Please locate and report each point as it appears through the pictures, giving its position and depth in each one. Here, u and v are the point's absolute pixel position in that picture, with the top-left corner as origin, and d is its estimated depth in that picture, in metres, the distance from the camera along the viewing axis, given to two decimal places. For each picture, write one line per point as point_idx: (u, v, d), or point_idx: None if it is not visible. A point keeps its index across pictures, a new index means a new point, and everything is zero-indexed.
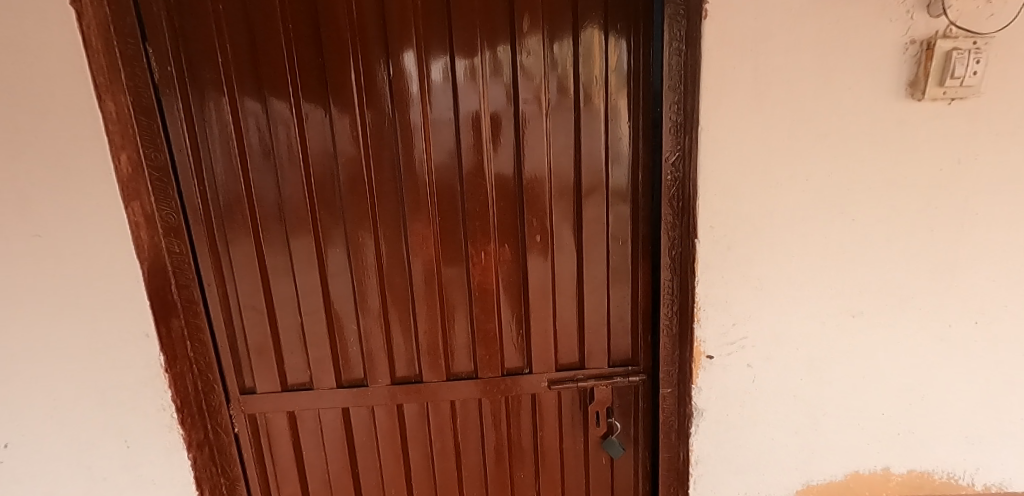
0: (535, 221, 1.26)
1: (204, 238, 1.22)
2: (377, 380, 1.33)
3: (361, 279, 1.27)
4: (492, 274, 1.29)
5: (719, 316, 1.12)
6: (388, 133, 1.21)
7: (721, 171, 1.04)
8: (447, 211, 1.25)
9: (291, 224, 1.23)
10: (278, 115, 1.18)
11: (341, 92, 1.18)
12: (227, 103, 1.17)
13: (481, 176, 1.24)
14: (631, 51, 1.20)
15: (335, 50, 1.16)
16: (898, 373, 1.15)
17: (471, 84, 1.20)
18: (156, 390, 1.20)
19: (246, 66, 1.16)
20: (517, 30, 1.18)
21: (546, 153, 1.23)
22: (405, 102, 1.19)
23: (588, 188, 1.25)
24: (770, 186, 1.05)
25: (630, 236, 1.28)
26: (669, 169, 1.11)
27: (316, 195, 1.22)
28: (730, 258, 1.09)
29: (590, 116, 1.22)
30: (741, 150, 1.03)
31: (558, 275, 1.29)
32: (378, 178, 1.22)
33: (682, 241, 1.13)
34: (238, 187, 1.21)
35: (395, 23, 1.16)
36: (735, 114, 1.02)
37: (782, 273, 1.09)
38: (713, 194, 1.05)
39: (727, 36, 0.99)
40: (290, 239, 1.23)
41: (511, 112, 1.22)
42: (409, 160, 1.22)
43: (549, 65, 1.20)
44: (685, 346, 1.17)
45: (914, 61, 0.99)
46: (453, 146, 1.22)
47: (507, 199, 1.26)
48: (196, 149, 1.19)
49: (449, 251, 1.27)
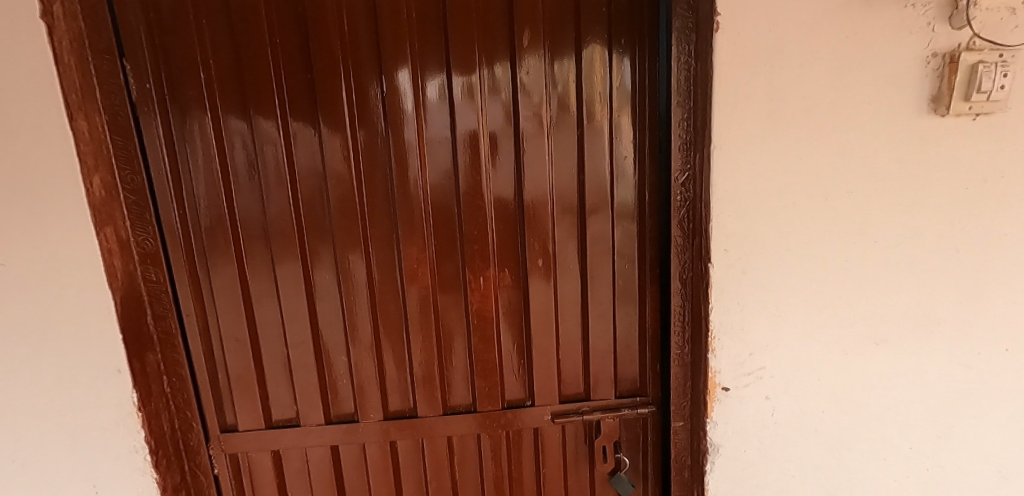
0: (536, 244, 1.19)
1: (184, 265, 1.15)
2: (368, 416, 1.24)
3: (353, 307, 1.19)
4: (491, 301, 1.21)
5: (734, 346, 1.05)
6: (381, 154, 1.14)
7: (735, 192, 0.98)
8: (444, 235, 1.18)
9: (277, 249, 1.15)
10: (264, 134, 1.11)
11: (331, 110, 1.11)
12: (209, 122, 1.10)
13: (479, 198, 1.17)
14: (638, 67, 1.15)
15: (325, 66, 1.10)
16: (925, 403, 1.08)
17: (469, 103, 1.14)
18: (128, 430, 1.10)
19: (229, 83, 1.09)
20: (517, 46, 1.12)
21: (548, 173, 1.17)
22: (400, 120, 1.13)
23: (593, 209, 1.19)
24: (787, 206, 0.99)
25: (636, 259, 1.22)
26: (678, 189, 1.05)
27: (305, 218, 1.15)
28: (746, 284, 1.02)
29: (594, 134, 1.17)
30: (756, 170, 0.98)
31: (561, 301, 1.22)
32: (371, 200, 1.15)
33: (694, 265, 1.07)
34: (220, 210, 1.13)
35: (389, 37, 1.10)
36: (750, 132, 0.96)
37: (801, 299, 1.03)
38: (727, 216, 0.99)
39: (740, 50, 0.94)
40: (277, 266, 1.16)
41: (511, 130, 1.16)
42: (404, 180, 1.15)
43: (550, 82, 1.14)
44: (698, 376, 1.09)
45: (936, 75, 0.94)
46: (450, 166, 1.16)
47: (506, 221, 1.19)
48: (176, 170, 1.11)
49: (445, 276, 1.20)
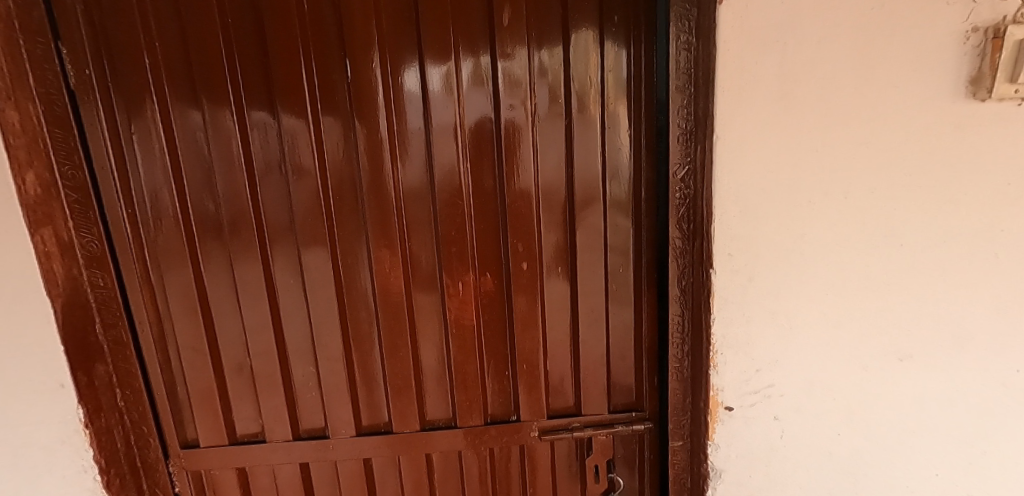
0: (520, 246, 1.08)
1: (135, 270, 1.05)
2: (339, 432, 1.15)
3: (321, 316, 1.09)
4: (471, 309, 1.11)
5: (739, 361, 0.93)
6: (348, 148, 1.03)
7: (741, 188, 0.86)
8: (418, 236, 1.07)
9: (236, 252, 1.05)
10: (218, 127, 1.01)
11: (291, 99, 1.00)
12: (157, 112, 1.00)
13: (458, 196, 1.06)
14: (634, 51, 1.03)
15: (283, 50, 0.98)
16: (955, 425, 0.96)
17: (446, 91, 1.02)
18: (76, 448, 1.01)
19: (179, 69, 0.98)
20: (496, 26, 1.01)
21: (534, 168, 1.06)
22: (368, 111, 1.02)
23: (584, 209, 1.08)
24: (801, 204, 0.87)
25: (632, 262, 1.11)
26: (676, 186, 0.95)
27: (266, 218, 1.05)
28: (753, 292, 0.90)
29: (584, 124, 1.05)
30: (765, 164, 0.86)
31: (549, 308, 1.11)
32: (338, 199, 1.05)
33: (694, 270, 0.96)
34: (172, 210, 1.03)
35: (354, 17, 0.98)
36: (757, 121, 0.84)
37: (816, 310, 0.90)
38: (731, 216, 0.88)
39: (747, 26, 0.81)
40: (237, 271, 1.06)
41: (492, 121, 1.04)
42: (374, 177, 1.04)
43: (536, 68, 1.02)
44: (699, 393, 0.98)
45: (976, 52, 0.81)
46: (425, 161, 1.05)
47: (487, 221, 1.08)
48: (122, 166, 1.01)
49: (420, 281, 1.09)
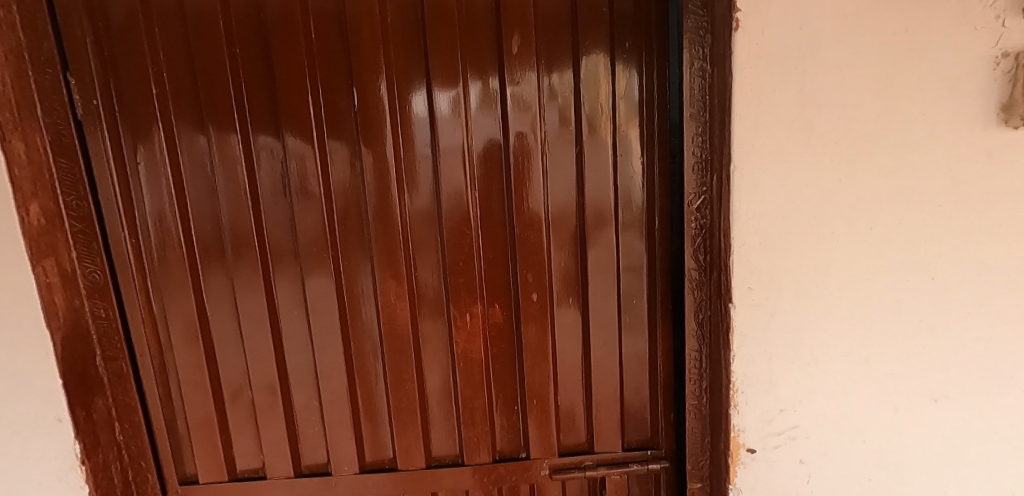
0: (530, 276, 1.05)
1: (138, 301, 1.03)
2: (341, 469, 1.11)
3: (325, 348, 1.06)
4: (479, 341, 1.07)
5: (761, 401, 0.89)
6: (352, 176, 1.01)
7: (760, 219, 0.83)
8: (425, 266, 1.05)
9: (240, 282, 1.03)
10: (222, 156, 0.99)
11: (297, 126, 0.99)
12: (163, 141, 0.99)
13: (465, 224, 1.03)
14: (646, 75, 1.01)
15: (290, 78, 0.97)
16: (1002, 474, 0.88)
17: (454, 117, 1.01)
18: (72, 486, 0.98)
19: (186, 98, 0.98)
20: (505, 51, 0.99)
21: (543, 195, 1.03)
22: (375, 138, 1.00)
23: (595, 237, 1.04)
24: (824, 236, 0.83)
25: (647, 293, 1.07)
26: (692, 216, 0.92)
27: (269, 248, 1.03)
28: (774, 328, 0.86)
29: (596, 151, 1.02)
30: (785, 194, 0.82)
31: (560, 339, 1.07)
32: (344, 228, 1.02)
33: (712, 303, 0.92)
34: (175, 239, 1.01)
35: (361, 43, 0.97)
36: (776, 149, 0.81)
37: (842, 347, 0.86)
38: (750, 249, 0.84)
39: (764, 52, 0.79)
40: (240, 301, 1.04)
41: (501, 147, 1.02)
42: (381, 204, 1.02)
43: (546, 94, 1.00)
44: (719, 433, 0.94)
45: (1007, 78, 0.77)
46: (433, 189, 1.03)
47: (496, 250, 1.05)
48: (127, 195, 1.00)
49: (427, 310, 1.06)
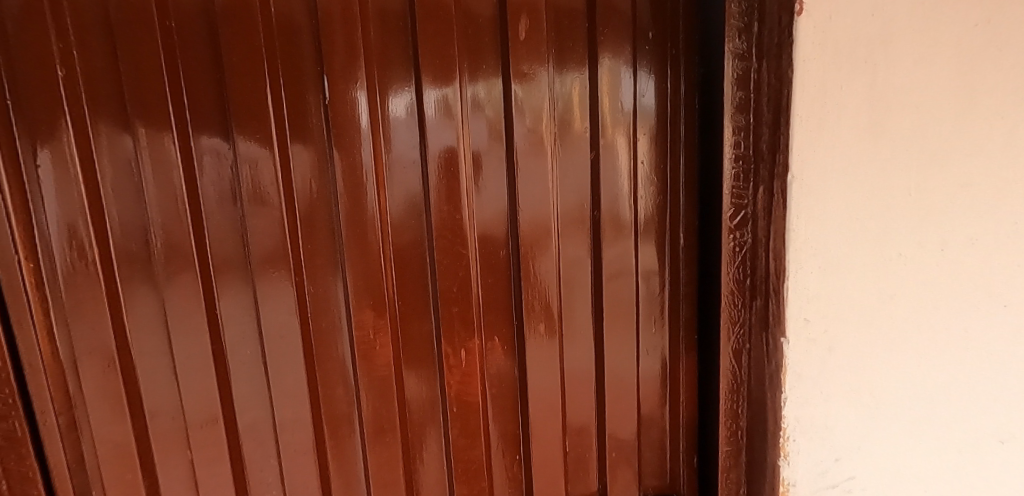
0: (537, 304, 0.92)
1: (36, 343, 0.76)
2: None
3: (287, 396, 0.86)
4: (477, 379, 0.92)
5: (816, 450, 0.77)
6: (323, 185, 0.82)
7: (821, 240, 0.71)
8: (411, 294, 0.88)
9: (179, 319, 0.80)
10: (152, 169, 0.76)
11: (251, 122, 0.79)
12: (76, 150, 0.74)
13: (461, 243, 0.88)
14: (670, 75, 0.92)
15: (242, 60, 0.77)
16: None
17: (445, 121, 0.84)
18: None
19: (105, 77, 0.73)
20: (510, 37, 0.85)
21: (552, 208, 0.90)
22: (351, 139, 0.82)
23: (611, 252, 0.94)
24: (892, 258, 0.72)
25: (669, 315, 0.99)
26: (730, 234, 0.78)
27: (215, 277, 0.81)
28: (832, 365, 0.75)
29: (611, 156, 0.91)
30: (850, 210, 0.71)
31: (568, 376, 0.96)
32: (311, 248, 0.83)
33: (755, 335, 0.79)
34: (91, 262, 0.76)
35: (334, 17, 0.78)
36: (841, 158, 0.69)
37: (906, 386, 0.76)
38: (810, 273, 0.72)
39: (831, 42, 0.67)
40: (180, 346, 0.81)
41: (501, 151, 0.87)
42: (357, 220, 0.84)
43: (555, 94, 0.88)
44: (761, 485, 0.81)
45: None
46: (421, 199, 0.86)
47: (495, 273, 0.90)
48: (21, 203, 0.73)
49: (412, 347, 0.89)
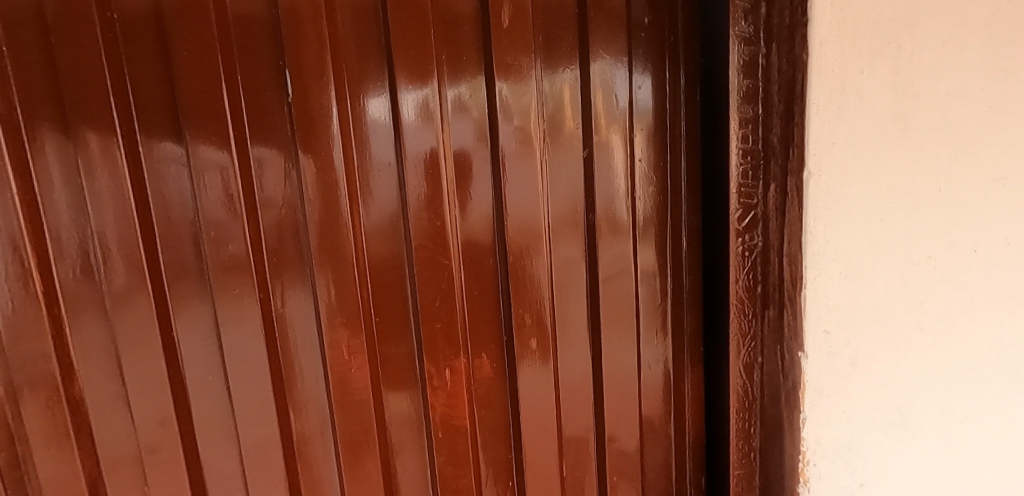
0: (528, 317, 0.85)
1: None
2: None
3: (254, 429, 0.77)
4: (465, 402, 0.85)
5: (839, 474, 0.71)
6: (288, 191, 0.73)
7: (840, 243, 0.65)
8: (389, 311, 0.79)
9: (135, 350, 0.70)
10: (95, 181, 0.65)
11: (205, 122, 0.68)
12: (10, 160, 0.61)
13: (443, 253, 0.80)
14: (669, 67, 0.87)
15: (196, 52, 0.67)
16: None
17: (423, 121, 0.77)
18: None
19: (36, 64, 0.61)
20: (492, 26, 0.77)
21: (543, 211, 0.83)
22: (319, 142, 0.73)
23: (608, 245, 0.88)
24: (919, 262, 0.66)
25: (671, 319, 0.95)
26: (739, 238, 0.70)
27: (173, 301, 0.71)
28: (855, 381, 0.69)
29: (605, 154, 0.85)
30: (874, 209, 0.65)
31: (564, 392, 0.89)
32: (277, 263, 0.74)
33: (767, 349, 0.72)
34: (28, 284, 0.64)
35: (299, 3, 0.69)
36: (862, 150, 0.63)
37: (932, 401, 0.70)
38: (832, 278, 0.66)
39: (851, 23, 0.61)
40: (138, 379, 0.71)
41: (486, 150, 0.80)
42: (328, 231, 0.75)
43: (546, 89, 0.81)
44: None
45: None
46: (398, 206, 0.77)
47: (482, 284, 0.83)
48: None
49: (392, 369, 0.81)
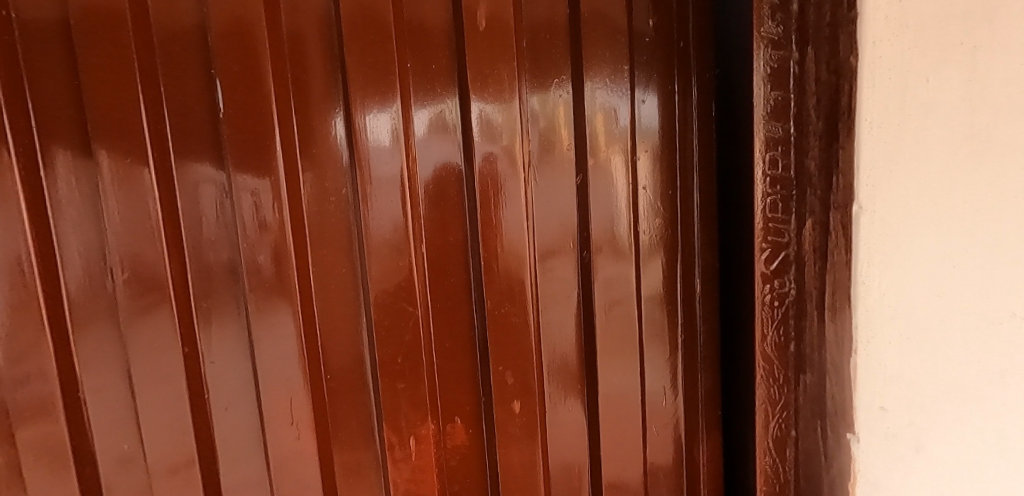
0: (510, 376, 0.72)
1: None
2: None
3: None
4: (433, 474, 0.71)
5: None
6: (221, 224, 0.57)
7: (899, 291, 0.59)
8: (343, 371, 0.65)
9: (16, 438, 0.53)
10: None
11: (114, 132, 0.52)
12: None
13: (408, 298, 0.66)
14: (679, 79, 0.75)
15: (102, 51, 0.52)
16: None
17: (391, 142, 0.63)
18: None
19: None
20: (468, 29, 0.64)
21: (529, 247, 0.70)
22: (258, 162, 0.58)
23: (605, 283, 0.75)
24: (1000, 318, 0.59)
25: (682, 372, 0.81)
26: (767, 283, 0.65)
27: (78, 364, 0.55)
28: (921, 465, 0.62)
29: (605, 181, 0.73)
30: (944, 261, 0.58)
31: (555, 458, 0.76)
32: (207, 312, 0.58)
33: (803, 419, 0.67)
34: None
35: None
36: (927, 182, 0.57)
37: (994, 471, 0.62)
38: (890, 337, 0.60)
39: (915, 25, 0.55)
40: (16, 478, 0.54)
41: (462, 175, 0.67)
42: (270, 272, 0.60)
43: (543, 107, 0.69)
44: None
45: None
46: (355, 241, 0.63)
47: (455, 335, 0.69)
48: None
49: (346, 442, 0.66)
